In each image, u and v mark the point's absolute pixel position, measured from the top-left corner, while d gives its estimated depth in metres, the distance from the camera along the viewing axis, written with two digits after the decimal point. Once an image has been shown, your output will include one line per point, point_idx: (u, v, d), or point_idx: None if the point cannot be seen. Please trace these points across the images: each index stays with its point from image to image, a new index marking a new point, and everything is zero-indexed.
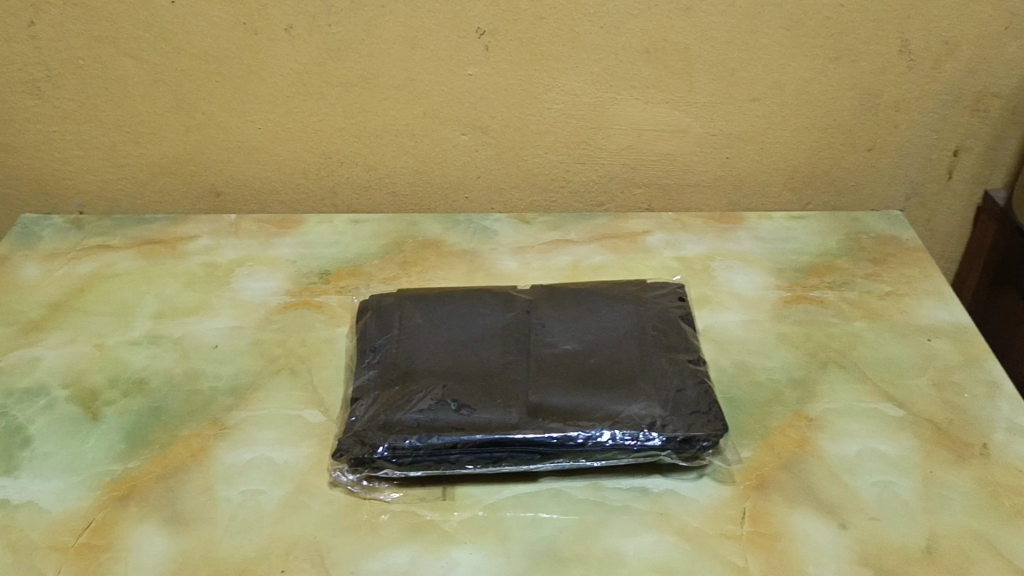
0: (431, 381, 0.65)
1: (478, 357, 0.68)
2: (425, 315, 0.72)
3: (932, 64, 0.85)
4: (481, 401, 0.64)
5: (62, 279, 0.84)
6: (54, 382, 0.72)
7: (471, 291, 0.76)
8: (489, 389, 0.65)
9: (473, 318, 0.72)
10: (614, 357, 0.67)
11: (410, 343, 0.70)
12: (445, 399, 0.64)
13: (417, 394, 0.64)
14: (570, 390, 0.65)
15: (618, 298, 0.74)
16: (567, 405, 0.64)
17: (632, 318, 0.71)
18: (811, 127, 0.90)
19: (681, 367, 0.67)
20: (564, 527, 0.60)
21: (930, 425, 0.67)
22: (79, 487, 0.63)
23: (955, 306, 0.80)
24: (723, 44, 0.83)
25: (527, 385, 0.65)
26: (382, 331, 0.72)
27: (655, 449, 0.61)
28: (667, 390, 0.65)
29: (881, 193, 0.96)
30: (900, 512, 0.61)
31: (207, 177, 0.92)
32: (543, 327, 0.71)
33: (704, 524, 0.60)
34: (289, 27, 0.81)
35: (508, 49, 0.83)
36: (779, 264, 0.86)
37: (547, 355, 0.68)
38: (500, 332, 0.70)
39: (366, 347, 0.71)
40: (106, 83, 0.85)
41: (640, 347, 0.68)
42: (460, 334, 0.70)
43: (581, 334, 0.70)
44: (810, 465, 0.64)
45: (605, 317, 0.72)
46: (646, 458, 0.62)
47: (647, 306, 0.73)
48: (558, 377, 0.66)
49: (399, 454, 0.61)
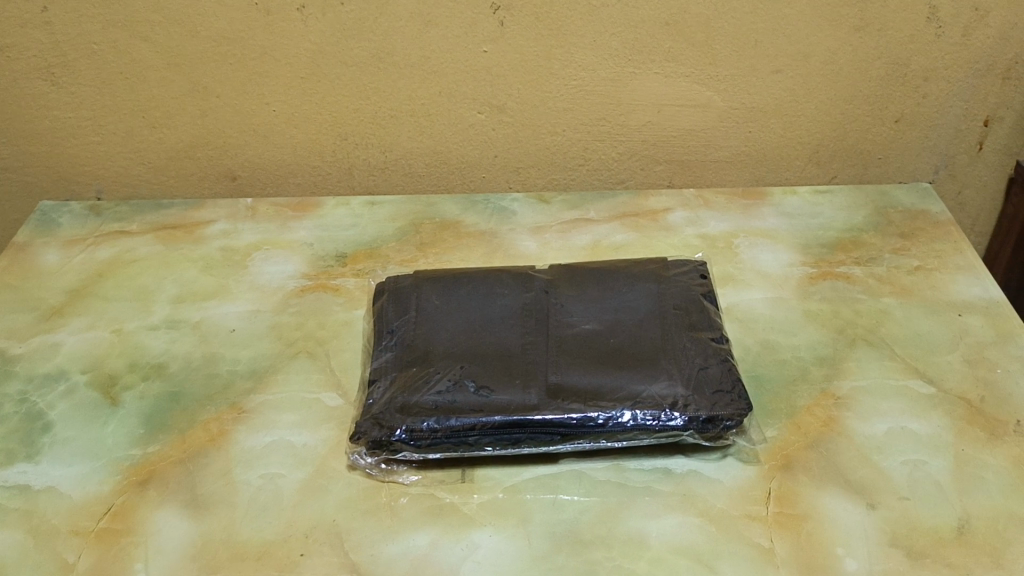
0: (449, 362, 0.65)
1: (496, 337, 0.67)
2: (442, 296, 0.71)
3: (962, 32, 0.83)
4: (499, 381, 0.63)
5: (81, 265, 0.84)
6: (74, 367, 0.72)
7: (489, 271, 0.75)
8: (507, 369, 0.64)
9: (492, 299, 0.71)
10: (635, 335, 0.66)
11: (428, 325, 0.69)
12: (463, 381, 0.63)
13: (435, 375, 0.64)
14: (590, 370, 0.64)
15: (639, 276, 0.72)
16: (588, 386, 0.63)
17: (654, 296, 0.70)
18: (836, 99, 0.88)
19: (704, 346, 0.65)
20: (585, 509, 0.59)
21: (962, 402, 0.66)
22: (100, 471, 0.63)
23: (987, 281, 0.77)
24: (745, 15, 0.81)
25: (547, 366, 0.64)
26: (399, 312, 0.71)
27: (678, 429, 0.60)
28: (689, 369, 0.63)
29: (909, 166, 0.93)
30: (932, 492, 0.59)
31: (224, 161, 0.92)
32: (562, 307, 0.70)
33: (730, 505, 0.59)
34: (302, 7, 0.80)
35: (524, 24, 0.81)
36: (804, 240, 0.84)
37: (566, 336, 0.67)
38: (519, 313, 0.69)
39: (382, 330, 0.70)
40: (121, 68, 0.84)
41: (662, 325, 0.67)
42: (478, 315, 0.69)
43: (601, 314, 0.69)
44: (838, 444, 0.63)
45: (625, 295, 0.70)
46: (669, 439, 0.61)
47: (668, 284, 0.71)
48: (578, 357, 0.65)
49: (419, 437, 0.60)
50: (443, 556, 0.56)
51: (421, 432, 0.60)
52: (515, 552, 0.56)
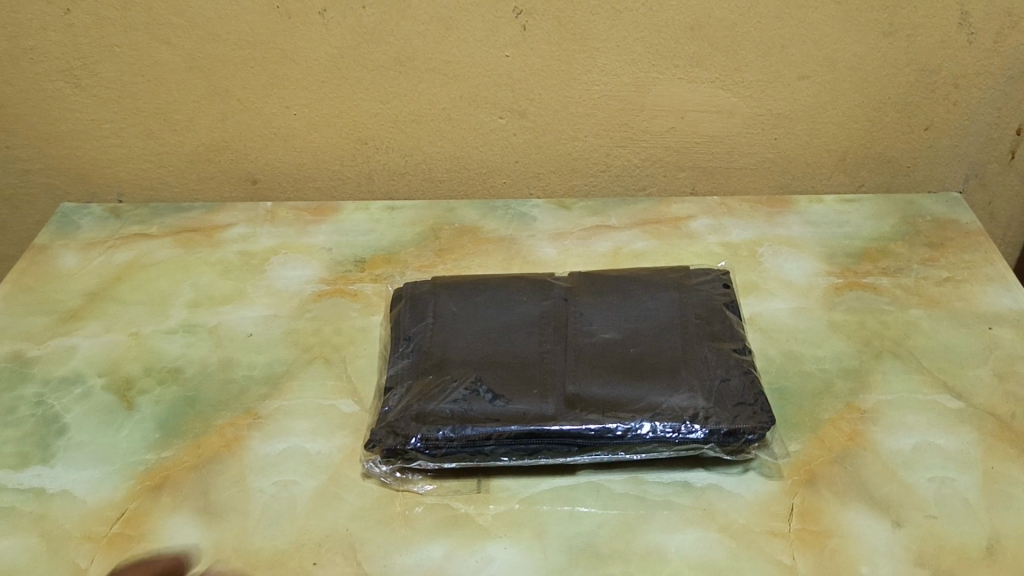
0: (465, 370, 0.64)
1: (515, 345, 0.66)
2: (460, 304, 0.70)
3: (994, 38, 0.81)
4: (516, 389, 0.62)
5: (100, 268, 0.84)
6: (91, 370, 0.72)
7: (508, 278, 0.74)
8: (524, 376, 0.63)
9: (510, 307, 0.70)
10: (656, 346, 0.65)
11: (445, 332, 0.68)
12: (479, 389, 0.62)
13: (451, 383, 0.63)
14: (608, 381, 0.62)
15: (660, 285, 0.71)
16: (606, 396, 0.61)
17: (676, 306, 0.69)
18: (864, 106, 0.86)
19: (725, 357, 0.64)
20: (603, 522, 0.58)
21: (992, 417, 0.64)
22: (114, 476, 0.62)
23: (1018, 293, 0.76)
24: (770, 20, 0.80)
25: (565, 375, 0.63)
26: (416, 319, 0.70)
27: (698, 441, 0.59)
28: (710, 381, 0.62)
29: (939, 175, 0.92)
30: (960, 510, 0.57)
31: (243, 165, 0.92)
32: (582, 316, 0.69)
33: (751, 520, 0.57)
34: (323, 10, 0.80)
35: (547, 29, 0.80)
36: (829, 249, 0.82)
37: (585, 345, 0.66)
38: (538, 321, 0.68)
39: (399, 336, 0.69)
40: (142, 71, 0.84)
41: (682, 336, 0.66)
42: (496, 323, 0.68)
43: (622, 323, 0.67)
44: (863, 460, 0.61)
45: (646, 305, 0.69)
46: (688, 452, 0.60)
47: (690, 294, 0.70)
48: (596, 366, 0.64)
49: (434, 446, 0.59)
50: (457, 568, 0.55)
51: (437, 442, 0.59)
52: (530, 565, 0.55)
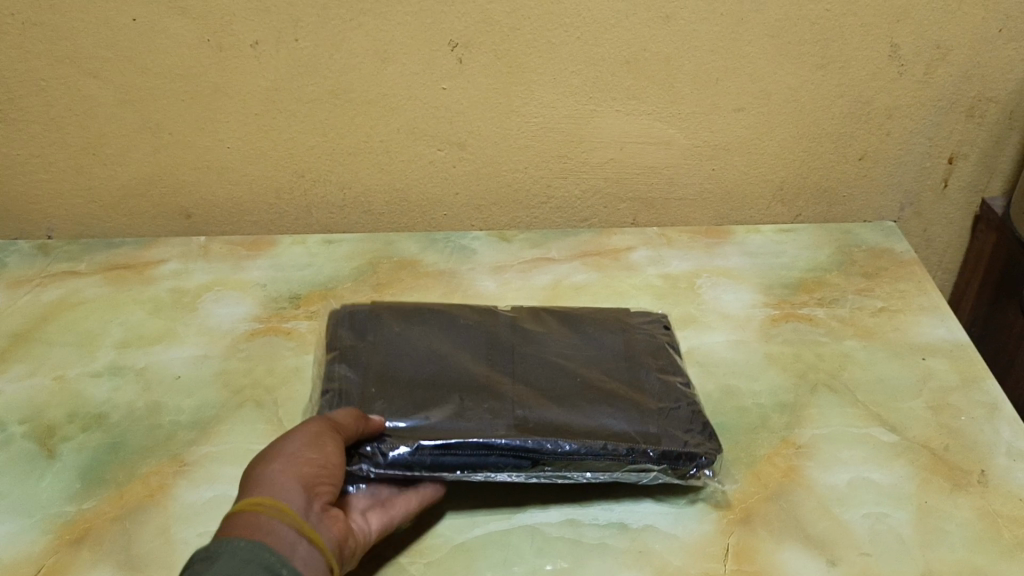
0: (415, 389, 0.62)
1: (462, 369, 0.64)
2: (405, 325, 0.69)
3: (925, 70, 0.82)
4: (467, 409, 0.60)
5: (25, 308, 0.82)
6: (12, 417, 0.69)
7: (450, 309, 0.72)
8: (474, 397, 0.61)
9: (455, 331, 0.69)
10: (603, 373, 0.65)
11: (390, 348, 0.66)
12: (430, 406, 0.61)
13: (401, 403, 0.61)
14: (559, 402, 0.62)
15: (602, 322, 0.71)
16: (557, 417, 0.60)
17: (619, 339, 0.69)
18: (800, 137, 0.87)
19: (670, 386, 0.65)
20: (538, 568, 0.56)
21: (926, 450, 0.64)
22: (31, 529, 0.60)
23: (952, 322, 0.76)
24: (705, 53, 0.80)
25: (515, 394, 0.62)
26: (358, 335, 0.68)
27: (650, 466, 0.59)
28: (661, 407, 0.62)
29: (875, 203, 0.93)
30: (894, 546, 0.57)
31: (178, 199, 0.90)
32: (526, 342, 0.68)
33: (686, 562, 0.56)
34: (255, 43, 0.78)
35: (483, 62, 0.80)
36: (767, 280, 0.83)
37: (533, 368, 0.65)
38: (483, 346, 0.68)
39: (342, 350, 0.66)
40: (70, 104, 0.82)
41: (628, 367, 0.66)
42: (440, 344, 0.67)
43: (566, 352, 0.67)
44: (799, 496, 0.61)
45: (590, 339, 0.69)
46: (634, 476, 0.60)
47: (632, 329, 0.71)
48: (547, 390, 0.63)
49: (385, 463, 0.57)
50: None
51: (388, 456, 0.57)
52: None
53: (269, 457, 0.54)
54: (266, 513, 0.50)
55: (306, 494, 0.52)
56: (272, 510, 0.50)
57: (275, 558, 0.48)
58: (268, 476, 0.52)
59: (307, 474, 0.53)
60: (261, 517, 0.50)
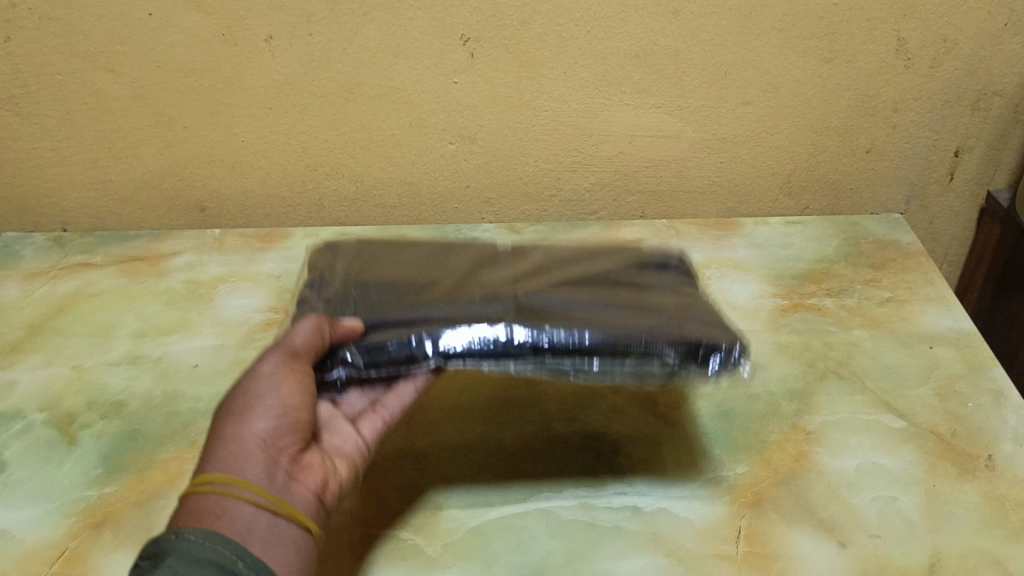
0: (404, 295, 0.63)
1: (458, 284, 0.65)
2: (388, 251, 0.72)
3: (930, 63, 0.83)
4: (468, 305, 0.60)
5: (42, 299, 0.83)
6: (31, 405, 0.70)
7: (447, 242, 0.74)
8: (474, 298, 0.61)
9: (443, 256, 0.71)
10: (612, 285, 0.65)
11: (373, 270, 0.68)
12: (424, 307, 0.60)
13: (386, 309, 0.61)
14: (567, 299, 0.61)
15: (602, 251, 0.72)
16: (561, 307, 0.59)
17: (630, 262, 0.69)
18: (807, 130, 0.88)
19: (686, 292, 0.64)
20: (552, 551, 0.57)
21: (933, 436, 0.65)
22: (54, 514, 0.61)
23: (958, 312, 0.77)
24: (714, 47, 0.81)
25: (516, 292, 0.62)
26: (344, 262, 0.70)
27: (668, 357, 0.54)
28: (677, 307, 0.60)
29: (881, 196, 0.94)
30: (903, 529, 0.58)
31: (191, 193, 0.91)
32: (530, 262, 0.69)
33: (699, 545, 0.57)
34: (269, 38, 0.79)
35: (494, 56, 0.81)
36: (775, 272, 0.84)
37: (538, 279, 0.65)
38: (474, 265, 0.69)
39: (327, 275, 0.68)
40: (85, 98, 0.83)
41: (637, 282, 0.65)
42: (425, 265, 0.69)
43: (574, 268, 0.68)
44: (809, 481, 0.62)
45: (591, 262, 0.69)
46: (650, 377, 0.55)
47: (643, 250, 0.72)
48: (548, 289, 0.62)
49: (373, 361, 0.57)
50: None
51: (377, 350, 0.57)
52: None
53: (235, 408, 0.52)
54: (233, 494, 0.48)
55: (265, 459, 0.51)
56: (224, 484, 0.48)
57: (228, 553, 0.45)
58: (219, 449, 0.51)
59: (263, 437, 0.51)
60: (219, 502, 0.48)
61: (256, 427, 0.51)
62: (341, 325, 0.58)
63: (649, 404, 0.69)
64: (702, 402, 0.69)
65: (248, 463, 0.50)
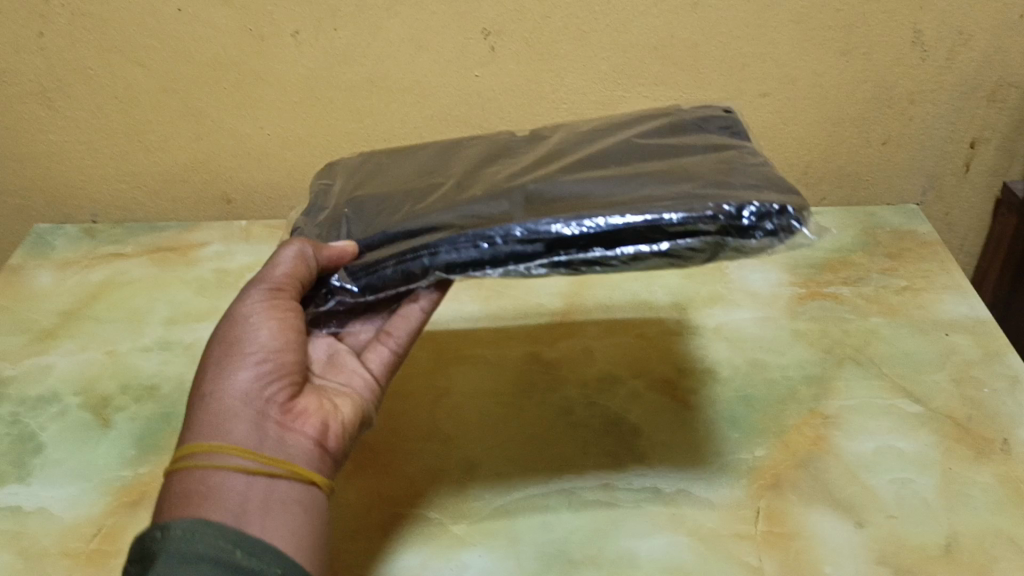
0: (407, 200, 0.60)
1: (463, 181, 0.61)
2: (393, 158, 0.71)
3: (946, 55, 0.84)
4: (470, 206, 0.55)
5: (74, 288, 0.85)
6: (66, 388, 0.72)
7: (454, 141, 0.72)
8: (478, 197, 0.56)
9: (449, 156, 0.68)
10: (639, 155, 0.60)
11: (373, 182, 0.67)
12: (422, 214, 0.56)
13: (380, 223, 0.58)
14: (581, 180, 0.55)
15: (620, 127, 0.67)
16: (577, 191, 0.54)
17: (661, 129, 0.64)
18: (824, 122, 0.89)
19: (719, 155, 0.58)
20: (576, 529, 0.59)
21: (949, 420, 0.66)
22: (91, 492, 0.63)
23: (974, 300, 0.78)
24: (731, 40, 0.82)
25: (527, 180, 0.57)
26: (347, 180, 0.69)
27: (707, 230, 0.48)
28: (708, 176, 0.53)
29: (897, 187, 0.95)
30: (919, 510, 0.59)
31: (218, 184, 0.93)
32: (553, 146, 0.65)
33: (719, 524, 0.59)
34: (295, 32, 0.81)
35: (515, 49, 0.82)
36: (793, 261, 0.85)
37: (558, 160, 0.61)
38: (484, 157, 0.66)
39: (327, 196, 0.68)
40: (116, 92, 0.85)
41: (667, 149, 0.60)
42: (427, 167, 0.67)
43: (598, 144, 0.63)
44: (827, 463, 0.63)
45: (612, 138, 0.65)
46: (690, 256, 0.50)
47: (677, 116, 0.67)
48: (559, 172, 0.58)
49: (370, 284, 0.54)
50: None
51: (375, 270, 0.54)
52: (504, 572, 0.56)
53: (216, 366, 0.53)
54: (216, 465, 0.49)
55: (250, 412, 0.52)
56: (208, 451, 0.49)
57: (223, 545, 0.45)
58: (204, 409, 0.52)
59: (246, 390, 0.52)
60: (204, 478, 0.48)
61: (241, 380, 0.52)
62: (329, 248, 0.56)
63: (669, 389, 0.70)
64: (722, 387, 0.70)
65: (234, 420, 0.51)
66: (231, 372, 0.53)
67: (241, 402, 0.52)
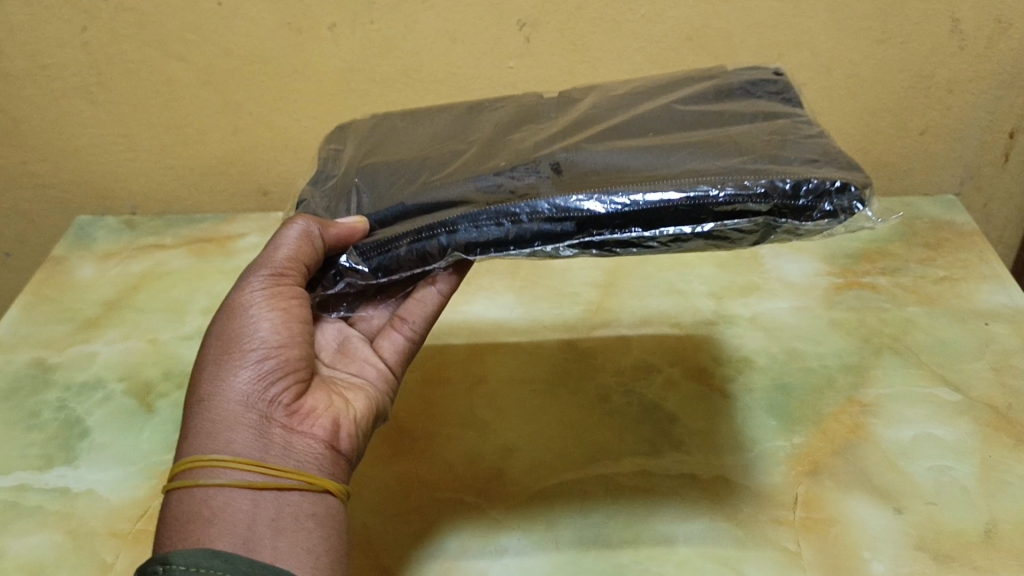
0: (431, 168, 0.60)
1: (488, 149, 0.61)
2: (408, 122, 0.71)
3: (985, 44, 0.83)
4: (494, 179, 0.54)
5: (116, 278, 0.87)
6: (111, 375, 0.74)
7: (475, 104, 0.72)
8: (502, 168, 0.56)
9: (469, 120, 0.68)
10: (676, 124, 0.60)
11: (383, 149, 0.67)
12: (446, 184, 0.56)
13: (394, 195, 0.58)
14: (617, 151, 0.55)
15: (659, 92, 0.67)
16: (608, 164, 0.54)
17: (701, 95, 0.64)
18: (859, 111, 0.89)
19: (762, 124, 0.58)
20: (613, 514, 0.59)
21: (988, 409, 0.66)
22: (136, 476, 0.64)
23: (1013, 290, 0.77)
24: (767, 31, 0.82)
25: (556, 151, 0.57)
26: (358, 147, 0.69)
27: (756, 209, 0.47)
28: (757, 150, 0.53)
29: (934, 177, 0.94)
30: (958, 496, 0.59)
31: (255, 177, 0.95)
32: (586, 112, 0.65)
33: (756, 510, 0.59)
34: (332, 26, 0.82)
35: (550, 41, 0.83)
36: (829, 251, 0.85)
37: (591, 129, 0.61)
38: (510, 121, 0.66)
39: (335, 164, 0.68)
40: (156, 86, 0.86)
41: (702, 117, 0.60)
42: (441, 134, 0.67)
43: (631, 112, 0.63)
44: (865, 450, 0.63)
45: (649, 107, 0.64)
46: (735, 236, 0.49)
47: (726, 79, 0.67)
48: (587, 143, 0.58)
49: (383, 264, 0.53)
50: (470, 560, 0.57)
51: (388, 249, 0.52)
52: (542, 555, 0.56)
53: (215, 367, 0.51)
54: (219, 483, 0.47)
55: (252, 417, 0.50)
56: (210, 468, 0.47)
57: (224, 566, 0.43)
58: (202, 416, 0.49)
59: (247, 394, 0.50)
60: (207, 500, 0.46)
61: (241, 382, 0.50)
62: (335, 226, 0.54)
63: (705, 377, 0.71)
64: (758, 375, 0.70)
65: (235, 428, 0.49)
66: (231, 373, 0.51)
67: (241, 407, 0.50)
